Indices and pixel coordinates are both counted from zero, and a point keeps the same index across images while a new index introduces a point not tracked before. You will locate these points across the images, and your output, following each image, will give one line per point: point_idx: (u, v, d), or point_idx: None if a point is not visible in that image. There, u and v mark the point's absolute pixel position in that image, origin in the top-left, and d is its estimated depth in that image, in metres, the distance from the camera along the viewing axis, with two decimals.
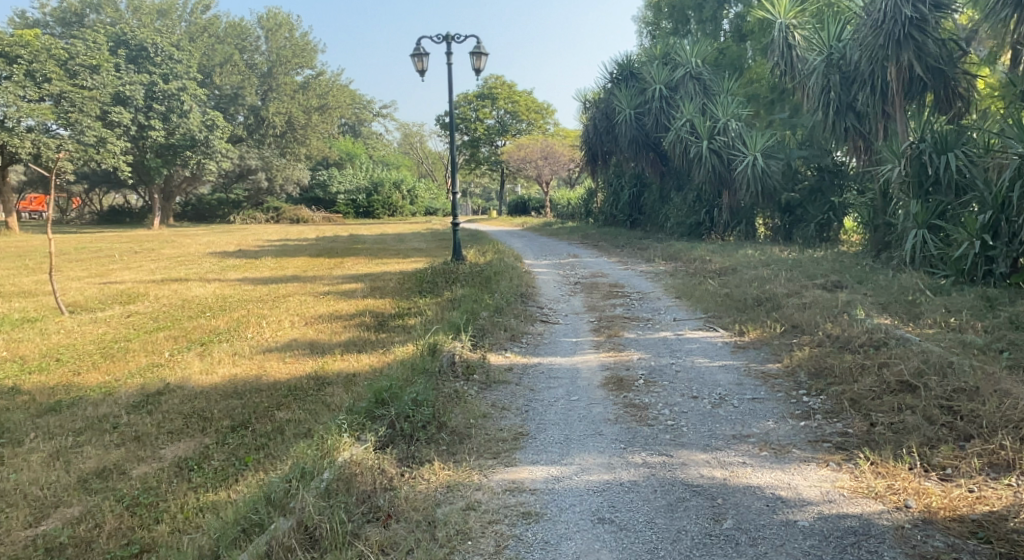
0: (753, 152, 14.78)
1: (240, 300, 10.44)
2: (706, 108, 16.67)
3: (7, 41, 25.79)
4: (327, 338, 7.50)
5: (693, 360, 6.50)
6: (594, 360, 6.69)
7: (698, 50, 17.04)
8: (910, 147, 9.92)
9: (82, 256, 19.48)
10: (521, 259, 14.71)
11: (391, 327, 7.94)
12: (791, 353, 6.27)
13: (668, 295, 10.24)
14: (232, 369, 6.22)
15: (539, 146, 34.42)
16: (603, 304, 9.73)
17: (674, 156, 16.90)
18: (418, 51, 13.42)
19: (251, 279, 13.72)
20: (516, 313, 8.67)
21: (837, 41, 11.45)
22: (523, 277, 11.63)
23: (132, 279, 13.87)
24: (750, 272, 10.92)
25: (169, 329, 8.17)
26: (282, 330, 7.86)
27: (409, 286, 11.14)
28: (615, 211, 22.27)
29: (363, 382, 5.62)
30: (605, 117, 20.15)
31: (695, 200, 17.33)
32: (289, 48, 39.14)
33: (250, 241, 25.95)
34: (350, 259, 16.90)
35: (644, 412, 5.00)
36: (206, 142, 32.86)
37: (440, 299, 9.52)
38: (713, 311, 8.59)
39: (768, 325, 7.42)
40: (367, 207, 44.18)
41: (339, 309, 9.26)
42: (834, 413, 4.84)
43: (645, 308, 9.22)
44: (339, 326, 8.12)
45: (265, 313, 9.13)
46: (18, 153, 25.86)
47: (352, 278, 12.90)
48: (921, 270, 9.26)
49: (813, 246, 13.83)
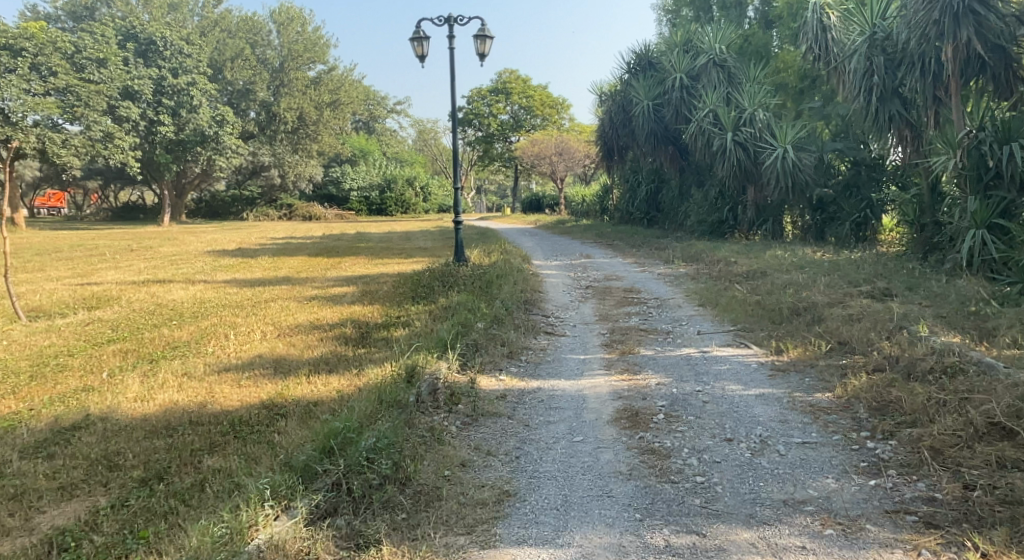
0: (782, 145, 13.65)
1: (217, 306, 9.46)
2: (730, 98, 15.56)
3: (11, 33, 24.64)
4: (299, 354, 6.50)
5: (724, 386, 5.42)
6: (603, 385, 5.64)
7: (722, 36, 15.92)
8: (967, 137, 8.75)
9: (72, 255, 18.68)
10: (529, 259, 13.67)
11: (374, 342, 6.93)
12: (844, 381, 5.20)
13: (691, 302, 9.15)
14: (172, 395, 5.22)
15: (554, 141, 33.31)
16: (617, 312, 8.70)
17: (696, 149, 15.81)
18: (418, 35, 12.41)
19: (240, 280, 12.77)
20: (516, 325, 7.67)
21: (881, 20, 10.33)
22: (530, 281, 10.63)
23: (114, 280, 12.97)
24: (781, 276, 9.83)
25: (123, 341, 7.18)
26: (249, 344, 6.85)
27: (404, 290, 10.13)
28: (631, 208, 21.17)
29: (322, 416, 4.61)
30: (621, 109, 19.09)
31: (716, 197, 16.23)
32: (301, 41, 37.93)
33: (253, 239, 25.10)
34: (349, 259, 15.95)
35: (665, 462, 3.97)
36: (217, 138, 32.11)
37: (433, 308, 8.52)
38: (743, 323, 7.53)
39: (810, 342, 6.35)
40: (380, 204, 43.32)
41: (320, 318, 8.25)
42: (911, 466, 3.76)
43: (665, 319, 8.16)
44: (315, 339, 7.11)
45: (237, 322, 8.12)
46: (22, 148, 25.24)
47: (345, 281, 11.91)
48: (980, 276, 8.11)
49: (848, 247, 12.72)
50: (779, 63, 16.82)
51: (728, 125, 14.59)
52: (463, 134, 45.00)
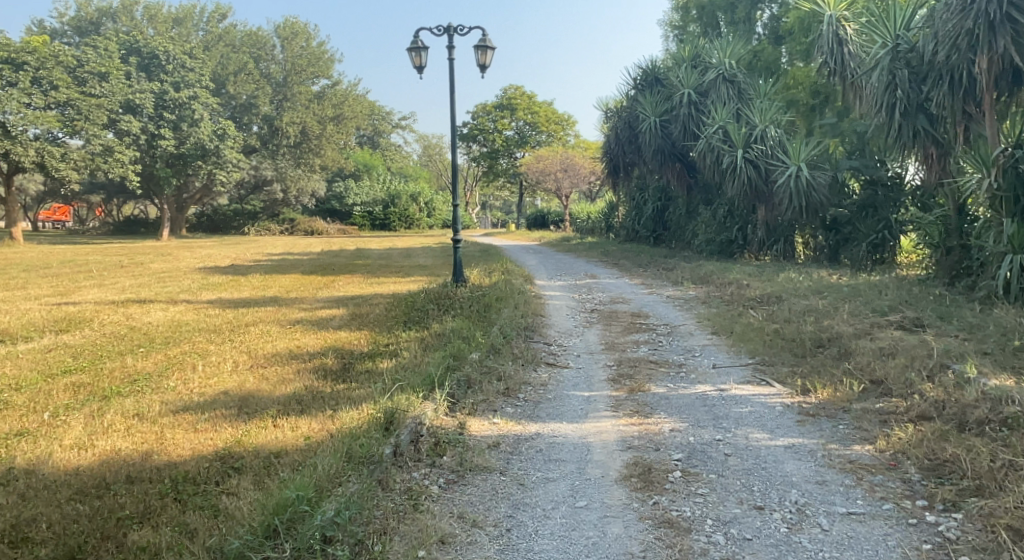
0: (796, 163, 13.04)
1: (192, 331, 8.79)
2: (741, 114, 14.96)
3: (13, 47, 24.77)
4: (271, 390, 5.84)
5: (746, 434, 4.73)
6: (610, 430, 4.97)
7: (732, 50, 15.36)
8: (1002, 155, 8.12)
9: (61, 271, 18.14)
10: (530, 280, 13.04)
11: (356, 375, 6.27)
12: (886, 432, 4.53)
13: (704, 330, 8.46)
14: (115, 442, 4.58)
15: (559, 157, 32.75)
16: (623, 340, 8.03)
17: (704, 166, 15.21)
18: (416, 45, 11.85)
19: (226, 300, 12.17)
20: (515, 356, 7.02)
21: (905, 30, 9.74)
22: (530, 304, 9.99)
23: (94, 299, 12.38)
24: (799, 301, 9.17)
25: (79, 372, 6.51)
26: (217, 378, 6.18)
27: (396, 313, 9.48)
28: (638, 226, 20.56)
29: (282, 475, 3.98)
30: (627, 126, 18.52)
31: (726, 216, 15.61)
32: (305, 56, 37.61)
33: (249, 255, 24.53)
34: (343, 277, 15.35)
35: (687, 543, 3.32)
36: (218, 152, 31.25)
37: (425, 335, 7.88)
38: (762, 355, 6.86)
39: (841, 380, 5.67)
40: (383, 219, 42.73)
41: (301, 346, 7.58)
42: (988, 553, 3.17)
43: (676, 349, 7.48)
44: (291, 372, 6.44)
45: (209, 350, 7.44)
46: (21, 162, 24.85)
47: (335, 302, 11.27)
48: (1021, 304, 7.45)
49: (865, 269, 12.05)
50: (790, 80, 16.23)
51: (738, 141, 13.98)
52: (468, 149, 44.57)
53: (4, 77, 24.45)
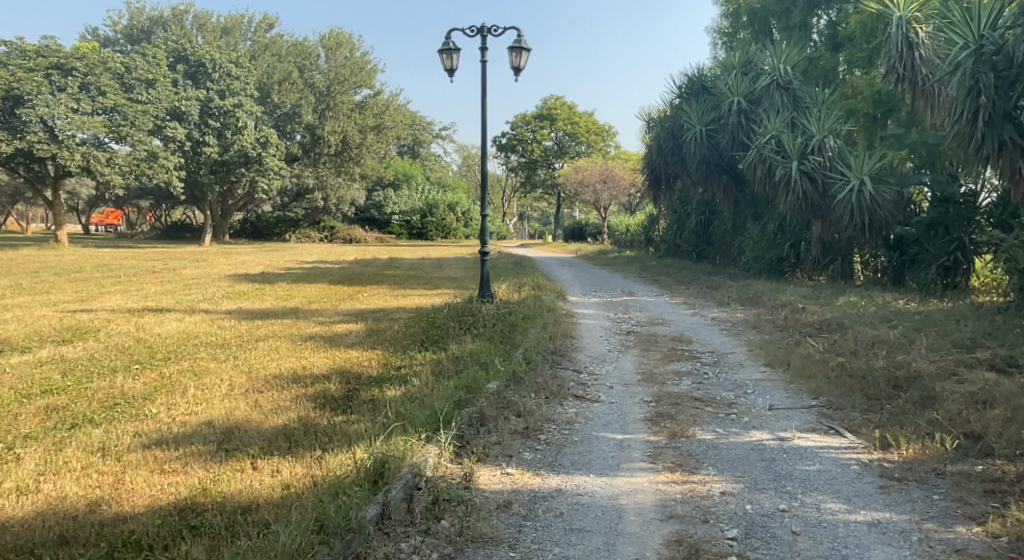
0: (858, 177, 12.05)
1: (197, 345, 8.14)
2: (795, 124, 13.94)
3: (63, 53, 25.26)
4: (261, 421, 5.12)
5: (819, 504, 3.92)
6: (649, 489, 4.19)
7: (787, 56, 14.30)
8: None
9: (91, 275, 17.91)
10: (563, 296, 12.24)
11: (357, 405, 5.53)
12: (998, 511, 3.70)
13: (756, 361, 7.55)
14: (63, 486, 3.91)
15: (599, 168, 31.85)
16: (663, 370, 7.16)
17: (754, 179, 14.24)
18: (448, 46, 11.20)
19: (246, 310, 11.64)
20: (538, 387, 6.22)
21: (992, 30, 8.71)
22: (563, 323, 9.19)
23: (112, 306, 11.96)
24: (865, 332, 8.25)
25: (59, 393, 5.86)
26: (205, 404, 5.48)
27: (416, 331, 8.76)
28: (679, 241, 19.60)
29: (239, 544, 3.29)
30: (670, 136, 17.59)
31: (776, 232, 14.63)
32: (348, 65, 36.85)
33: (283, 263, 24.23)
34: (370, 288, 14.79)
35: None
36: (260, 159, 31.01)
37: (443, 357, 7.16)
38: (828, 399, 5.97)
39: (927, 437, 4.80)
40: (420, 228, 42.43)
41: (307, 367, 6.90)
42: None
43: (725, 384, 6.62)
44: (288, 399, 5.73)
45: (208, 368, 6.76)
46: (67, 166, 25.02)
47: (354, 316, 10.61)
48: None
49: (934, 295, 10.99)
50: (850, 88, 15.08)
51: (793, 152, 12.99)
52: (506, 160, 43.99)
53: (55, 82, 24.75)
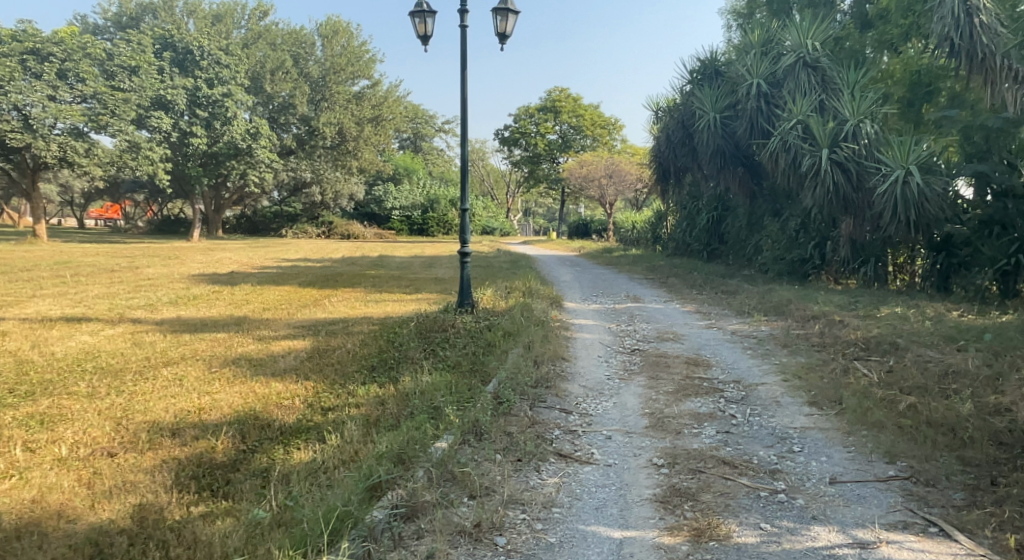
0: (901, 166, 10.31)
1: (87, 372, 6.37)
2: (825, 107, 12.15)
3: (38, 37, 23.08)
4: (77, 516, 3.42)
5: None
6: None
7: (814, 31, 12.48)
8: None
9: (41, 275, 16.00)
10: (556, 304, 10.50)
11: (240, 481, 3.83)
12: None
13: (795, 396, 5.82)
14: None
15: (605, 163, 30.02)
16: (676, 412, 5.38)
17: (774, 169, 12.48)
18: (421, 9, 9.46)
19: (187, 320, 9.87)
20: (505, 445, 4.49)
21: None
22: (552, 342, 7.48)
23: (29, 313, 10.12)
24: (930, 356, 6.58)
25: None
26: (12, 481, 3.76)
27: (370, 352, 7.04)
28: (689, 238, 17.85)
29: None
30: (680, 126, 15.83)
31: (799, 229, 12.87)
32: (344, 55, 35.01)
33: (263, 261, 22.41)
34: (341, 291, 13.02)
35: None
36: (251, 151, 29.16)
37: (389, 395, 5.46)
38: (912, 466, 4.28)
39: None
40: (420, 225, 40.73)
41: (204, 407, 5.17)
42: None
43: (760, 434, 4.92)
44: (142, 470, 3.95)
45: (65, 412, 4.99)
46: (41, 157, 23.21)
47: (305, 329, 8.84)
48: None
49: (993, 305, 9.29)
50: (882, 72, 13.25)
51: (823, 139, 11.25)
52: (509, 154, 42.26)
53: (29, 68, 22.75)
